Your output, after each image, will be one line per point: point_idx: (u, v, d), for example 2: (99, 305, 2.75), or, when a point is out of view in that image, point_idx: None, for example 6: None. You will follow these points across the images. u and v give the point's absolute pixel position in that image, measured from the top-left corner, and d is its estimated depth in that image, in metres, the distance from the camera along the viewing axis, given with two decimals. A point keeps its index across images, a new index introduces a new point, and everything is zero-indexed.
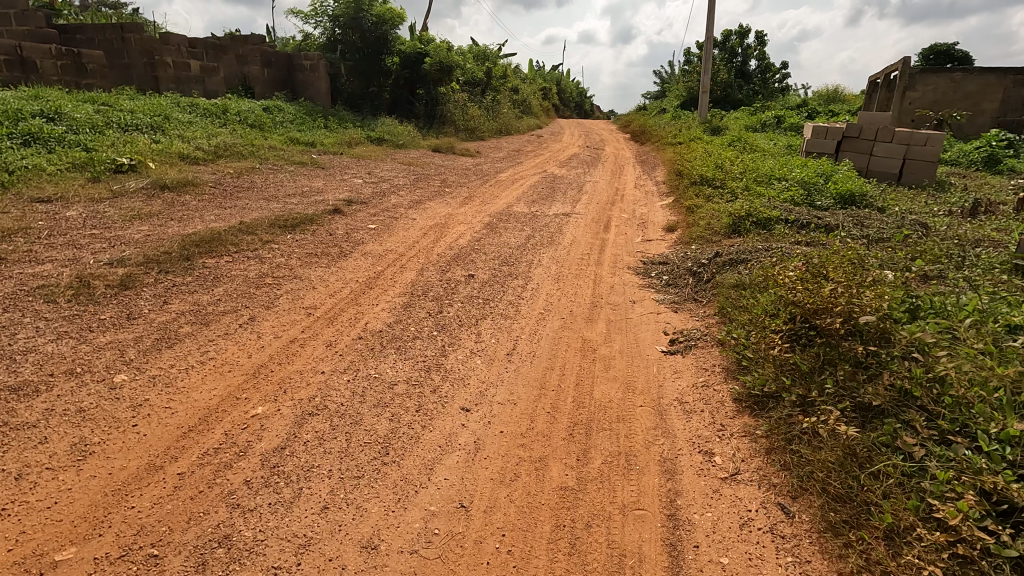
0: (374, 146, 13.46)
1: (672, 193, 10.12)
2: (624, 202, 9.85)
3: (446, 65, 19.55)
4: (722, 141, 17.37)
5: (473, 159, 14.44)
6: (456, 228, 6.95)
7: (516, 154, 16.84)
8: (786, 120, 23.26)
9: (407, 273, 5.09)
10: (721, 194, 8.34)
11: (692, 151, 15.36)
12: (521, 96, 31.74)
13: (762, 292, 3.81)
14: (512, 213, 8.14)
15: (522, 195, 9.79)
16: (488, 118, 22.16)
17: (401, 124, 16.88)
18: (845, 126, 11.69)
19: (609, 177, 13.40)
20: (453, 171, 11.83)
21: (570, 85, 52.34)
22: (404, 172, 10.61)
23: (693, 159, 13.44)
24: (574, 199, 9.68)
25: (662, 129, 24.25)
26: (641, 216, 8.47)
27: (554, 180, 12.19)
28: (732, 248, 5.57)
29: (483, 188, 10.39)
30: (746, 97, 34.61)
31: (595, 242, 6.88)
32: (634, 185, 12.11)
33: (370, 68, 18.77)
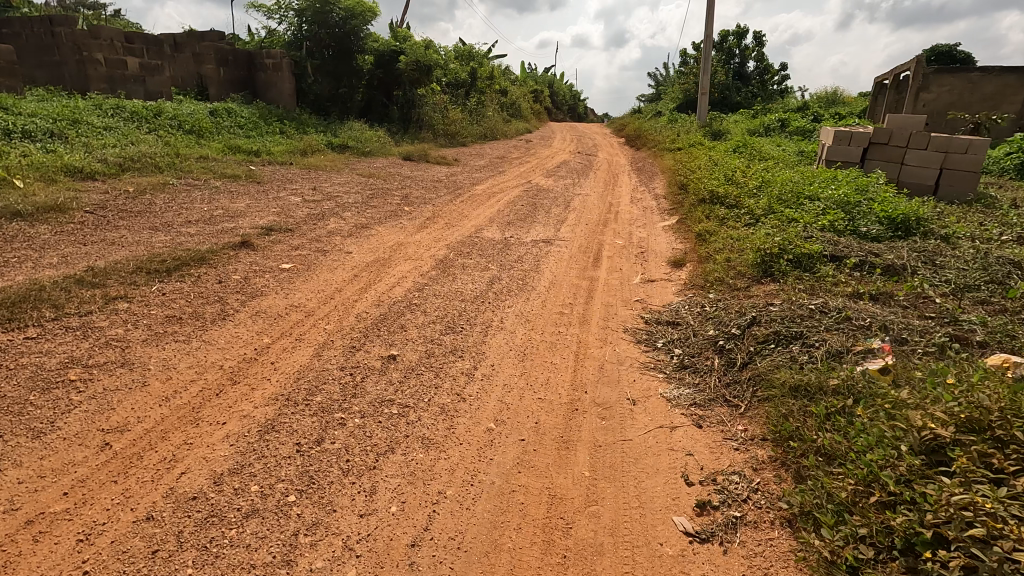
0: (334, 154, 11.85)
1: (674, 211, 8.57)
2: (618, 222, 8.29)
3: (424, 64, 17.98)
4: (725, 147, 15.84)
5: (447, 168, 12.85)
6: (399, 265, 5.36)
7: (500, 161, 15.30)
8: (790, 123, 21.77)
9: (297, 354, 3.44)
10: (738, 217, 6.73)
11: (695, 159, 13.78)
12: (509, 98, 30.14)
13: (863, 432, 2.21)
14: (479, 241, 6.56)
15: (496, 214, 8.23)
16: (472, 122, 20.59)
17: (372, 129, 15.28)
18: (872, 131, 10.15)
19: (601, 189, 11.84)
20: (418, 183, 10.23)
21: (562, 87, 50.78)
22: (360, 187, 9.05)
23: (696, 168, 11.87)
24: (557, 220, 8.11)
25: (658, 134, 22.74)
26: (639, 243, 6.90)
27: (538, 193, 10.63)
28: (771, 306, 3.95)
29: (451, 205, 8.81)
30: (744, 100, 33.19)
31: (581, 284, 5.31)
32: (629, 200, 10.54)
33: (339, 67, 17.11)
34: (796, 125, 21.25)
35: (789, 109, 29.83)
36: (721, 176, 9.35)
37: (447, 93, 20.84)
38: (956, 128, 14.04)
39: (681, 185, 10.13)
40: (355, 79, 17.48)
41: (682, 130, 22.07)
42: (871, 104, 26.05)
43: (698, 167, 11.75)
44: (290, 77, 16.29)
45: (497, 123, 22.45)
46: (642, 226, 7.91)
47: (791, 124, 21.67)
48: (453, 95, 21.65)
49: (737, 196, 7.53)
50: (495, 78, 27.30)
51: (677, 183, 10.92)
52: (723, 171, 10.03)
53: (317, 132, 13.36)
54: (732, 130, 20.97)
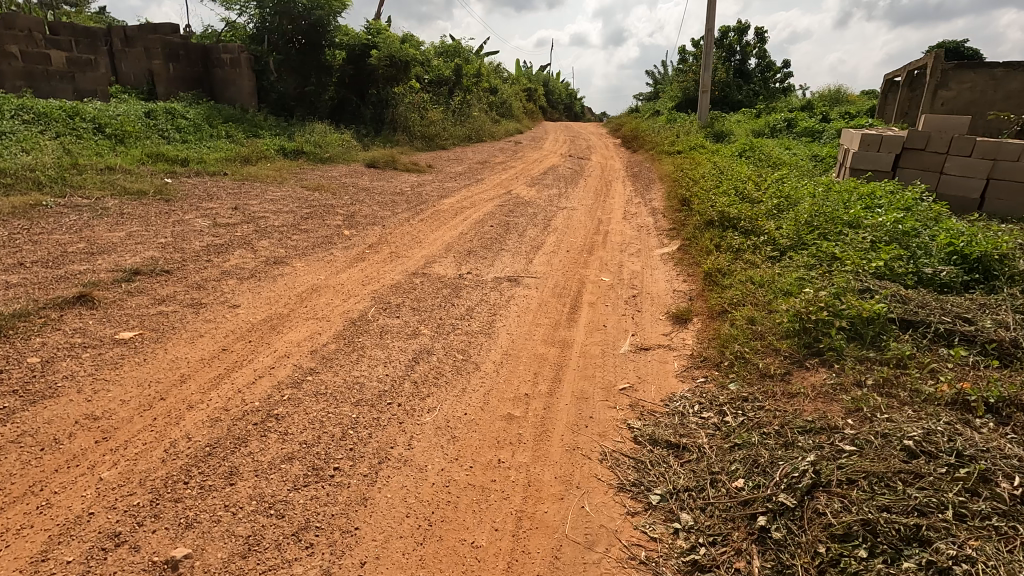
0: (285, 161, 10.35)
1: (676, 234, 7.08)
2: (606, 247, 6.82)
3: (399, 60, 16.45)
4: (729, 151, 14.37)
5: (417, 176, 11.34)
6: (295, 328, 3.85)
7: (481, 167, 13.82)
8: (797, 123, 20.28)
9: (3, 554, 1.92)
10: (759, 251, 5.24)
11: (697, 164, 12.27)
12: (499, 97, 28.60)
13: None
14: (424, 281, 5.07)
15: (457, 239, 6.73)
16: (455, 123, 19.07)
17: (337, 131, 13.79)
18: (905, 135, 8.62)
19: (591, 201, 10.34)
20: (374, 197, 8.73)
21: (558, 85, 49.25)
22: (299, 204, 7.56)
23: (699, 175, 10.37)
24: (531, 247, 6.59)
25: (655, 135, 21.24)
26: (629, 282, 5.44)
27: (517, 207, 9.13)
28: (838, 433, 2.45)
29: (407, 227, 7.31)
30: (746, 99, 31.69)
31: (546, 355, 3.83)
32: (622, 215, 9.04)
33: (306, 63, 15.57)
34: (804, 125, 19.77)
35: (794, 108, 28.34)
36: (730, 189, 7.86)
37: (428, 92, 19.33)
38: (983, 130, 12.59)
39: (683, 198, 8.63)
40: (324, 76, 15.94)
41: (681, 130, 20.56)
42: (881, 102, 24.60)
43: (701, 175, 10.24)
44: (249, 74, 14.76)
45: (484, 123, 20.95)
46: (636, 255, 6.42)
47: (799, 124, 20.18)
48: (436, 94, 20.11)
49: (754, 219, 6.03)
50: (484, 75, 25.78)
51: (679, 194, 9.42)
52: (732, 183, 8.53)
53: (271, 135, 11.85)
54: (736, 131, 19.49)
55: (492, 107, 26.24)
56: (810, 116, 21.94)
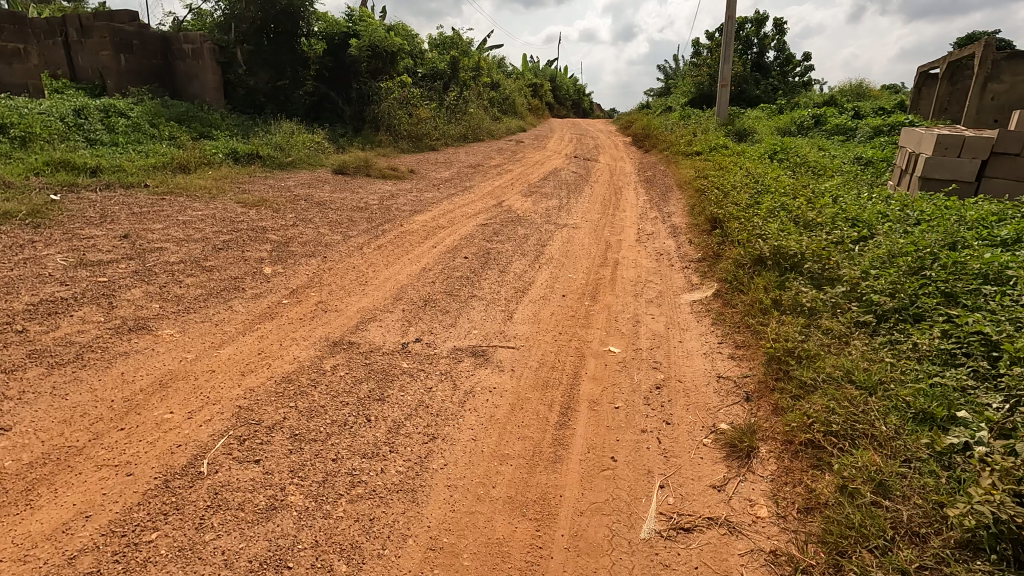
0: (232, 169, 8.71)
1: (708, 271, 5.35)
2: (613, 289, 5.13)
3: (385, 51, 14.78)
4: (756, 152, 12.57)
5: (392, 184, 9.66)
6: (64, 493, 2.17)
7: (472, 171, 12.16)
8: (826, 121, 18.42)
9: None
10: (845, 320, 3.53)
11: (721, 168, 10.49)
12: (500, 94, 26.82)
13: None
14: (341, 362, 3.36)
15: (416, 278, 5.04)
16: (448, 121, 17.38)
17: (309, 130, 12.16)
18: (995, 136, 6.82)
19: (597, 215, 8.61)
20: (328, 215, 7.06)
21: (565, 81, 47.42)
22: (221, 226, 5.91)
23: (727, 182, 8.59)
24: (514, 291, 4.87)
25: (668, 133, 19.41)
26: (649, 357, 3.74)
27: (505, 224, 7.41)
28: None
29: (356, 259, 5.64)
30: (764, 94, 29.75)
31: (511, 544, 2.16)
32: (634, 236, 7.30)
33: (279, 55, 13.93)
34: (834, 123, 17.90)
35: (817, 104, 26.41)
36: (776, 208, 6.11)
37: (419, 88, 17.62)
38: None
39: (712, 215, 6.88)
40: (300, 69, 14.28)
41: (697, 128, 18.71)
42: (914, 97, 22.68)
43: (731, 182, 8.48)
44: (214, 67, 13.14)
45: (481, 121, 19.24)
46: (656, 305, 4.70)
47: (828, 121, 18.31)
48: (428, 89, 18.39)
49: (824, 258, 4.30)
50: (483, 69, 24.00)
51: (705, 209, 7.67)
52: (775, 197, 6.78)
53: (227, 136, 10.24)
54: (759, 130, 17.67)
55: (493, 104, 24.47)
56: (839, 112, 20.03)
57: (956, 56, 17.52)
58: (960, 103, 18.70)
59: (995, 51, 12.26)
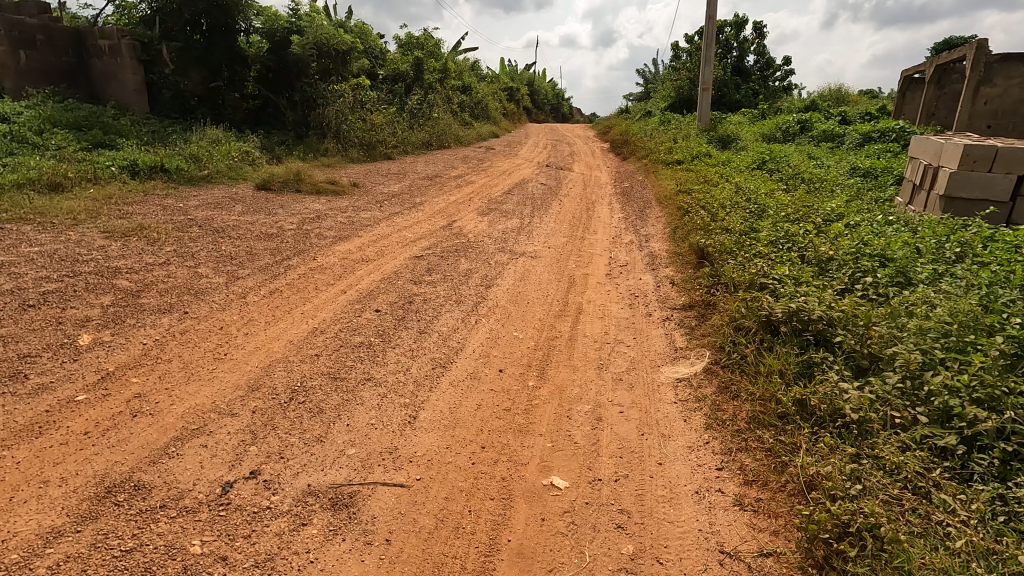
0: (125, 187, 7.23)
1: (696, 330, 4.05)
2: (569, 359, 3.79)
3: (333, 50, 13.31)
4: (741, 162, 11.41)
5: (325, 201, 8.24)
6: None
7: (427, 184, 10.80)
8: (812, 127, 17.44)
9: None
10: (916, 451, 2.27)
11: (705, 180, 9.27)
12: (472, 98, 25.47)
13: None
14: (78, 553, 1.99)
15: (298, 347, 3.64)
16: (409, 128, 15.99)
17: (241, 137, 10.71)
18: None
19: (562, 239, 7.29)
20: (221, 247, 5.62)
21: (543, 85, 46.34)
22: (55, 269, 4.44)
23: (715, 198, 7.34)
24: (431, 367, 3.49)
25: (647, 140, 18.24)
26: (611, 500, 2.42)
27: (447, 254, 6.03)
28: None
29: (230, 313, 4.22)
30: (744, 99, 28.91)
31: None
32: (604, 269, 5.99)
33: (212, 53, 12.39)
34: (821, 129, 16.91)
35: (798, 108, 25.54)
36: (779, 239, 4.86)
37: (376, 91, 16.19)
38: None
39: (698, 243, 5.59)
40: (237, 68, 12.76)
41: (677, 134, 17.57)
42: (898, 102, 21.89)
43: (719, 198, 7.24)
44: (135, 66, 11.59)
45: (447, 127, 17.87)
46: (627, 390, 3.36)
47: (815, 127, 17.32)
48: (387, 92, 16.95)
49: (862, 328, 3.04)
50: (451, 71, 22.62)
51: (689, 236, 6.39)
52: (774, 223, 5.54)
53: (132, 145, 8.74)
54: (742, 136, 16.60)
55: (462, 108, 23.11)
56: (823, 118, 19.10)
57: (944, 59, 16.58)
58: (948, 109, 17.84)
59: (987, 53, 11.31)
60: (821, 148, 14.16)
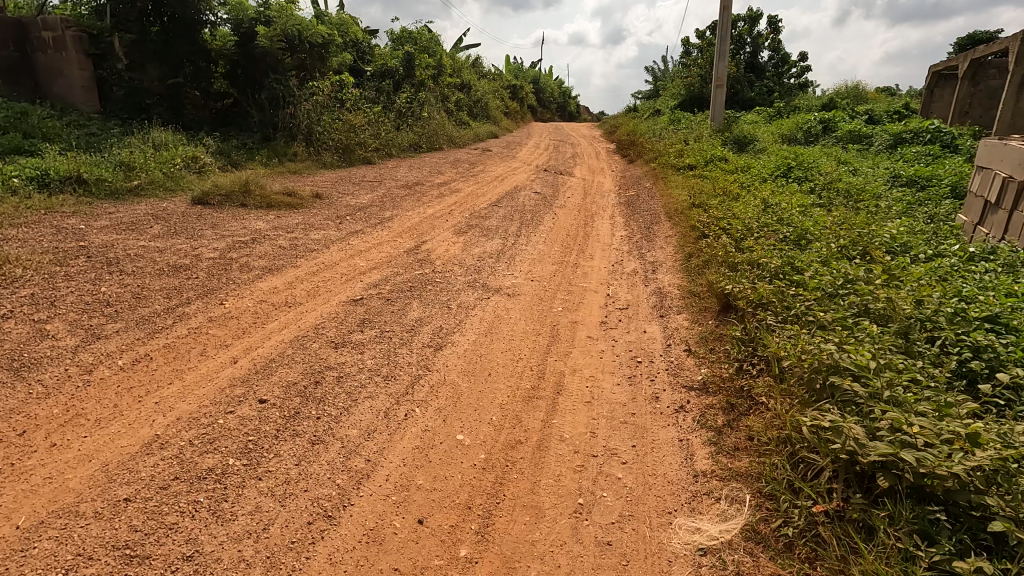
0: (23, 204, 6.00)
1: (726, 440, 2.74)
2: (532, 492, 2.49)
3: (307, 44, 12.02)
4: (762, 168, 10.02)
5: (273, 218, 6.98)
6: None
7: (405, 194, 9.53)
8: (836, 127, 16.00)
9: None
10: None
11: (724, 192, 7.92)
12: (470, 96, 24.15)
13: None
14: None
15: (107, 481, 2.34)
16: (396, 129, 14.72)
17: (194, 141, 9.48)
18: None
19: (550, 267, 5.98)
20: (101, 288, 4.36)
21: (549, 83, 44.93)
22: None
23: (738, 217, 6.02)
24: (307, 522, 2.21)
25: (655, 141, 16.86)
26: None
27: (399, 292, 4.74)
28: None
29: (52, 403, 2.94)
30: (758, 97, 27.43)
31: None
32: (598, 314, 4.68)
33: (171, 47, 11.14)
34: (847, 130, 15.47)
35: (816, 107, 24.03)
36: (837, 291, 3.55)
37: (361, 89, 14.93)
38: None
39: (722, 287, 4.27)
40: (200, 64, 11.51)
41: (688, 135, 16.17)
42: (926, 100, 20.34)
43: (744, 217, 5.91)
44: (82, 61, 10.37)
45: (439, 128, 16.58)
46: (618, 569, 2.07)
47: (839, 128, 15.88)
48: (374, 90, 15.68)
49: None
50: (447, 67, 21.29)
51: (708, 270, 5.06)
52: (822, 259, 4.20)
53: (53, 150, 7.52)
54: (760, 137, 15.20)
55: (459, 107, 21.79)
56: (847, 117, 17.62)
57: (978, 53, 15.00)
58: (984, 108, 16.25)
59: None
60: (849, 151, 12.73)
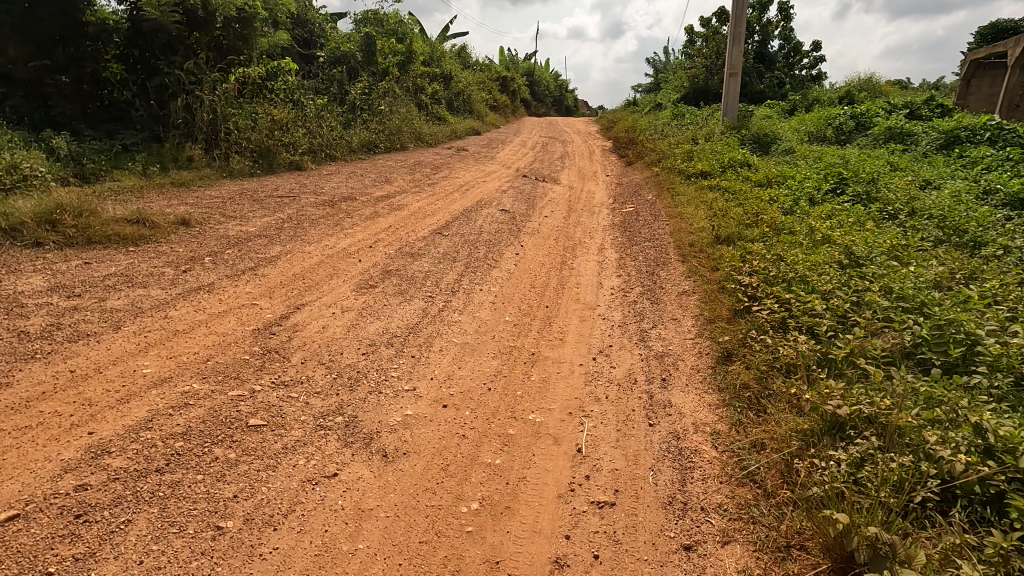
0: None
1: None
2: None
3: (220, 18, 9.52)
4: (801, 179, 7.59)
5: (71, 266, 4.54)
6: None
7: (322, 214, 7.08)
8: (873, 124, 13.51)
9: None
10: None
11: (761, 223, 5.48)
12: (450, 88, 21.57)
13: None
14: None
15: None
16: (345, 126, 12.23)
17: (35, 143, 7.04)
18: None
19: (487, 368, 3.53)
20: None
21: (544, 76, 42.30)
22: None
23: (806, 282, 3.58)
24: None
25: (657, 140, 14.35)
26: None
27: (132, 480, 2.23)
28: None
29: None
30: (769, 89, 24.90)
31: None
32: (554, 526, 2.24)
33: (37, 19, 8.07)
34: (885, 126, 12.99)
35: (835, 99, 21.50)
36: None
37: (303, 79, 12.43)
38: None
39: (839, 530, 1.85)
40: (82, 43, 8.49)
41: (696, 133, 13.66)
42: (962, 90, 17.97)
43: (817, 284, 3.47)
44: None
45: (403, 124, 14.07)
46: None
47: (876, 124, 13.40)
48: (322, 79, 13.17)
49: None
50: (421, 54, 18.76)
51: (774, 416, 2.62)
52: None
53: None
54: (783, 136, 12.74)
55: (436, 100, 19.27)
56: (881, 110, 15.13)
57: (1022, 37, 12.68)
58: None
59: None
60: (900, 154, 10.27)
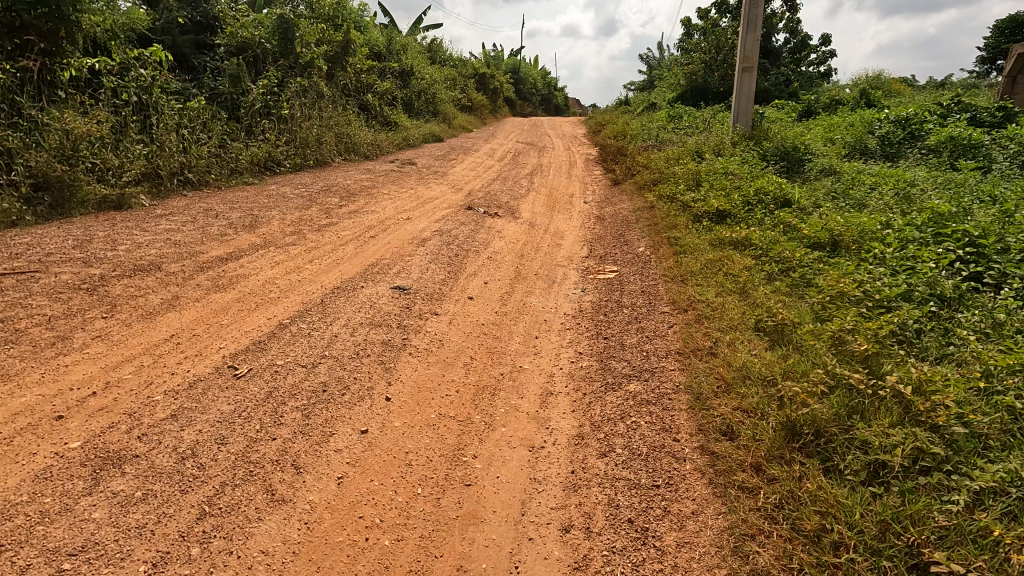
0: None
1: None
2: None
3: None
4: (891, 238, 4.54)
5: None
6: None
7: (49, 314, 3.93)
8: (926, 133, 10.48)
9: None
10: None
11: (895, 409, 2.39)
12: (409, 87, 18.36)
13: None
14: None
15: None
16: (229, 138, 9.07)
17: None
18: None
19: None
20: None
21: (529, 72, 39.13)
22: None
23: None
24: None
25: (651, 151, 11.30)
26: None
27: None
28: None
29: None
30: (777, 87, 21.88)
31: None
32: None
33: None
34: (946, 136, 9.94)
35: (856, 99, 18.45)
36: None
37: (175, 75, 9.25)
38: None
39: None
40: None
41: (700, 144, 10.61)
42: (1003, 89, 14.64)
43: None
44: None
45: (323, 132, 10.92)
46: None
47: (932, 133, 10.34)
48: (211, 73, 10.00)
49: None
50: (367, 43, 15.58)
51: None
52: None
53: None
54: (814, 149, 9.74)
55: (387, 98, 16.09)
56: (929, 113, 12.13)
57: None
58: None
59: None
60: (995, 181, 7.24)
